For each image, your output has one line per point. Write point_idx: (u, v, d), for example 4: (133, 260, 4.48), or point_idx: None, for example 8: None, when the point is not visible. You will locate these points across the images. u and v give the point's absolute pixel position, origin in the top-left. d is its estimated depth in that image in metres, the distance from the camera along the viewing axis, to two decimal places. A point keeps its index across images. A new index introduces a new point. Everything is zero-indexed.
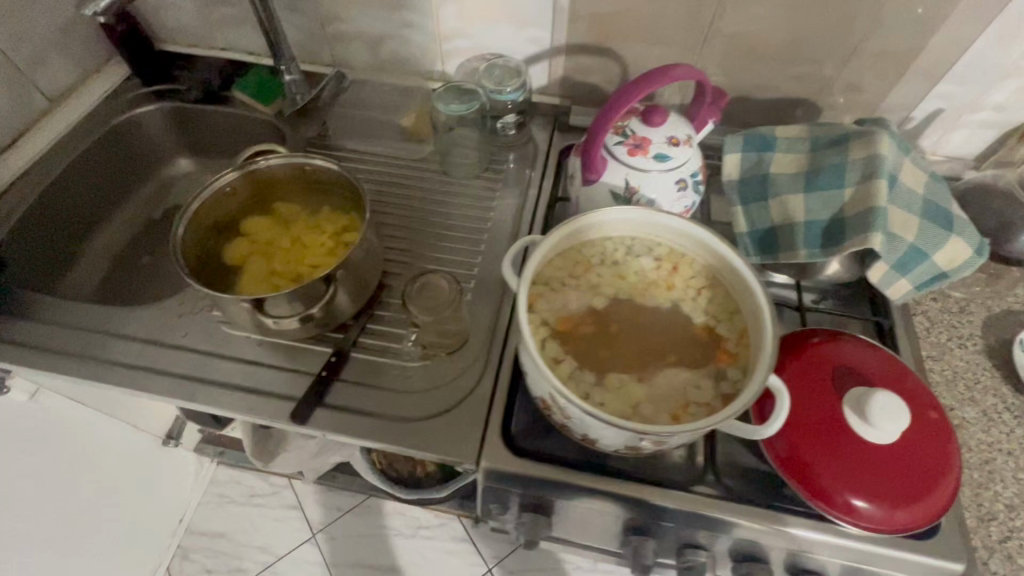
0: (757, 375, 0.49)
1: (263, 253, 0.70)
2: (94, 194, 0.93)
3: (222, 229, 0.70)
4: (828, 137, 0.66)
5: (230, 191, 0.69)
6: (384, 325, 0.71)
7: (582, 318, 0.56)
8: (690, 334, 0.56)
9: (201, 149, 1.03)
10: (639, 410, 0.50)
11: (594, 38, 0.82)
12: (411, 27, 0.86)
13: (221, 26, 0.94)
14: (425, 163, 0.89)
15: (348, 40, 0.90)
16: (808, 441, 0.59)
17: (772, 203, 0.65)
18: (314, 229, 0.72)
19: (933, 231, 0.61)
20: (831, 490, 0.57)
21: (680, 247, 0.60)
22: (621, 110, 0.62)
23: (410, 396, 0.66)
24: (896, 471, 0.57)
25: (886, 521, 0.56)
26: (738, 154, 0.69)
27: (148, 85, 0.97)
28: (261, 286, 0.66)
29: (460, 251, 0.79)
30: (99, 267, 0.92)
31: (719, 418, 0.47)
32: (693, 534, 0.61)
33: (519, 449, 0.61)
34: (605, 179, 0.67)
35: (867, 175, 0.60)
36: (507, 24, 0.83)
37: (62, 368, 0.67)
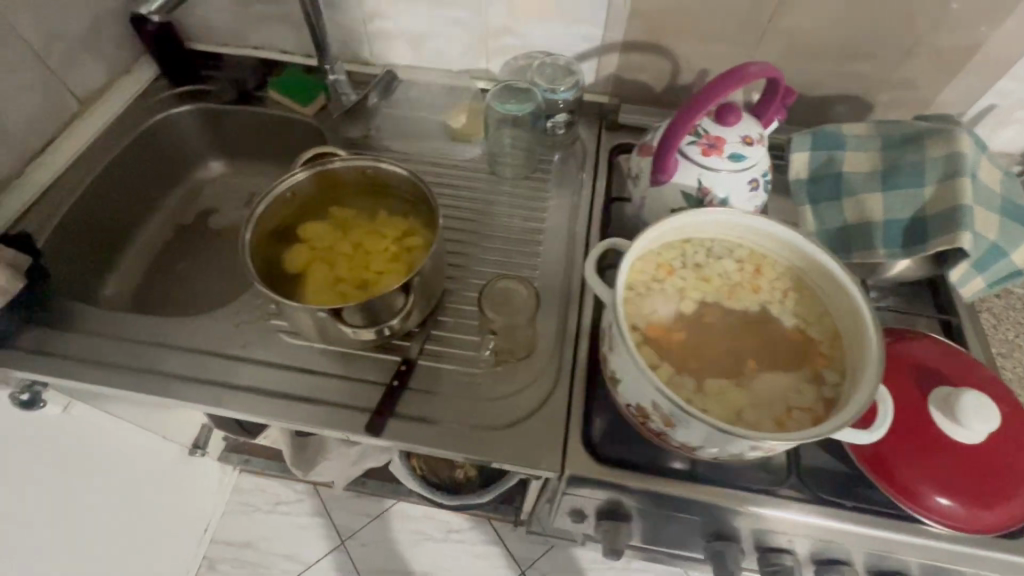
0: (865, 381, 0.48)
1: (324, 259, 0.67)
2: (129, 198, 0.90)
3: (280, 235, 0.68)
4: (901, 134, 0.65)
5: (289, 196, 0.68)
6: (448, 332, 0.70)
7: (672, 323, 0.55)
8: (781, 338, 0.55)
9: (234, 151, 1.00)
10: (743, 417, 0.50)
11: (648, 36, 0.81)
12: (459, 24, 0.84)
13: (256, 22, 0.91)
14: (474, 165, 0.87)
15: (391, 38, 0.88)
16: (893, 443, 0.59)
17: (846, 202, 0.65)
18: (375, 234, 0.70)
19: (1012, 228, 0.60)
20: (919, 491, 0.57)
21: (762, 248, 0.59)
22: (698, 111, 0.61)
23: (484, 405, 0.64)
24: (984, 473, 0.56)
25: (970, 520, 0.56)
26: (807, 152, 0.68)
27: (176, 86, 0.94)
28: (328, 295, 0.64)
29: (518, 254, 0.78)
30: (134, 275, 0.89)
31: (832, 425, 0.46)
32: (779, 537, 0.61)
33: (602, 457, 0.60)
34: (676, 179, 0.66)
35: (950, 173, 0.59)
36: (559, 21, 0.81)
37: (120, 382, 0.64)
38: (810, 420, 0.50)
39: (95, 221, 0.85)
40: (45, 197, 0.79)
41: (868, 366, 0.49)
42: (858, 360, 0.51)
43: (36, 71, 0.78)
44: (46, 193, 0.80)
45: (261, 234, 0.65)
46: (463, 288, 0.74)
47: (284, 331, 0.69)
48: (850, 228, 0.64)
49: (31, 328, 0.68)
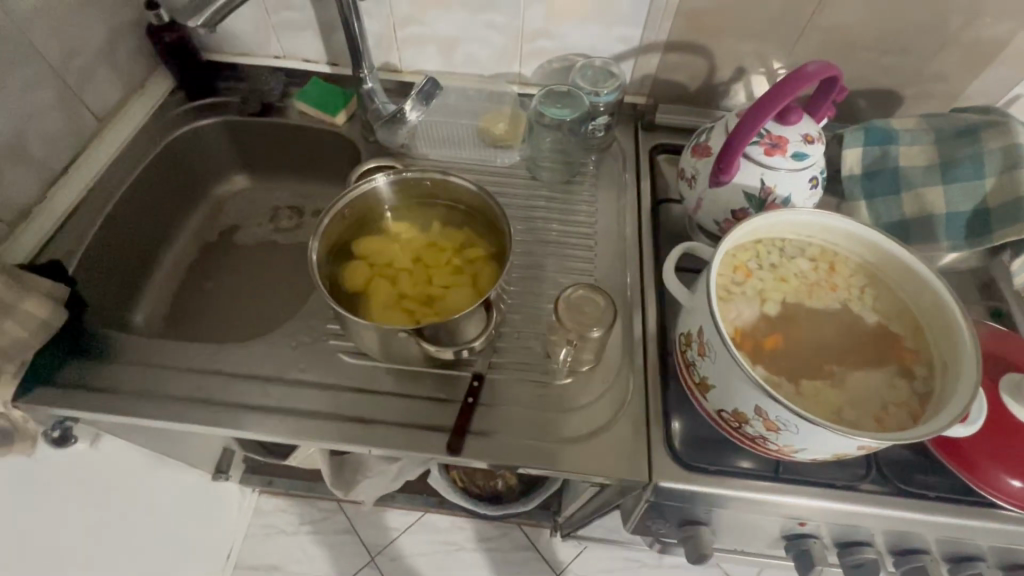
0: (964, 374, 0.49)
1: (385, 275, 0.66)
2: (152, 218, 0.86)
3: (337, 252, 0.66)
4: (953, 126, 0.66)
5: (345, 212, 0.65)
6: (512, 343, 0.68)
7: (759, 326, 0.55)
8: (864, 334, 0.55)
9: (257, 165, 0.96)
10: (844, 416, 0.50)
11: (687, 35, 0.80)
12: (494, 27, 0.82)
13: (278, 31, 0.88)
14: (513, 171, 0.86)
15: (422, 44, 0.86)
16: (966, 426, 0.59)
17: (906, 196, 0.66)
18: (432, 247, 0.68)
19: None
20: (990, 473, 0.57)
21: (834, 245, 0.59)
22: (764, 112, 0.61)
23: (560, 417, 0.63)
24: None
25: None
26: (860, 148, 0.69)
27: (194, 99, 0.90)
28: (394, 313, 0.62)
29: (571, 260, 0.77)
30: (165, 298, 0.85)
31: (941, 420, 0.47)
32: (861, 531, 0.61)
33: (686, 464, 0.59)
34: (738, 180, 0.66)
35: (1009, 165, 0.61)
36: (597, 23, 0.81)
37: (176, 413, 0.61)
38: (909, 416, 0.50)
39: (122, 243, 0.80)
40: (71, 220, 0.75)
41: (964, 360, 0.50)
42: (950, 353, 0.51)
43: (53, 88, 0.73)
44: (71, 215, 0.76)
45: (320, 253, 0.63)
46: (521, 297, 0.72)
47: (343, 351, 0.66)
48: (909, 221, 0.66)
49: (72, 362, 0.64)
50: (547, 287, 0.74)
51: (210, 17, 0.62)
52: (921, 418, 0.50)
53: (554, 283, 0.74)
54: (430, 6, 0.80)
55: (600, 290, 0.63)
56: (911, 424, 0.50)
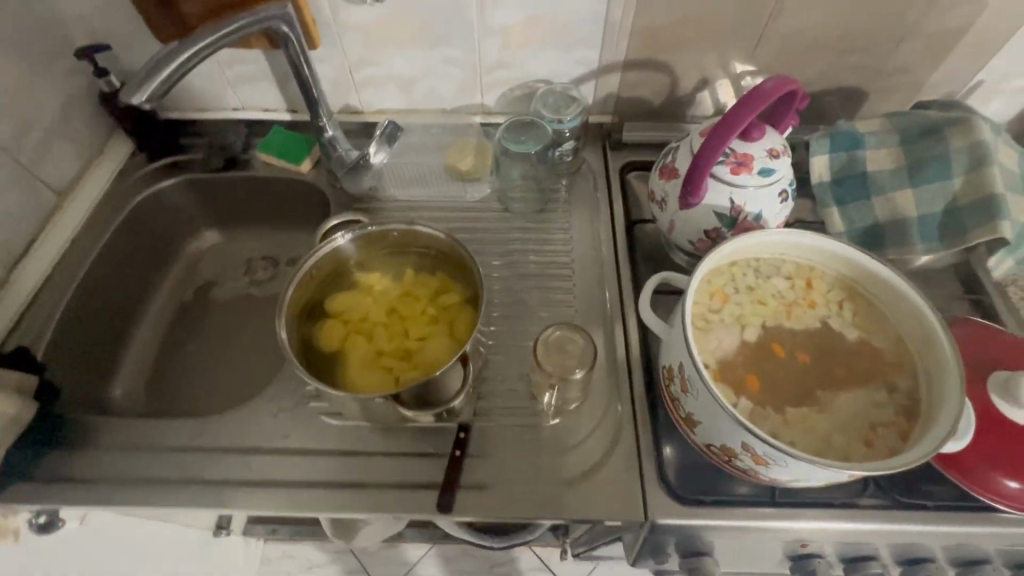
0: (948, 388, 0.48)
1: (360, 332, 0.65)
2: (123, 287, 0.84)
3: (309, 313, 0.65)
4: (917, 127, 0.65)
5: (313, 271, 0.64)
6: (496, 387, 0.67)
7: (740, 355, 0.54)
8: (846, 352, 0.54)
9: (226, 219, 0.95)
10: (832, 442, 0.49)
11: (647, 52, 0.80)
12: (451, 61, 0.81)
13: (234, 84, 0.86)
14: (484, 205, 0.85)
15: (380, 84, 0.85)
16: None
17: (876, 201, 0.66)
18: (406, 297, 0.67)
19: None
20: (984, 475, 0.57)
21: (808, 261, 0.59)
22: (726, 133, 0.61)
23: (553, 460, 0.62)
24: None
25: None
26: (827, 155, 0.69)
27: (155, 159, 0.89)
28: (371, 371, 0.61)
29: (549, 292, 0.76)
30: (144, 367, 0.83)
31: (929, 441, 0.46)
32: (866, 546, 0.60)
33: (683, 498, 0.58)
34: (707, 201, 0.65)
35: (977, 163, 0.60)
36: (555, 48, 0.80)
37: (159, 498, 0.59)
38: (898, 435, 0.49)
39: (92, 318, 0.79)
40: (36, 303, 0.73)
41: (946, 373, 0.49)
42: (933, 365, 0.51)
43: (7, 170, 0.72)
44: (37, 297, 0.74)
45: (291, 317, 0.61)
46: (502, 337, 0.71)
47: (325, 413, 0.65)
48: (882, 226, 0.65)
49: (49, 453, 0.63)
50: (528, 323, 0.73)
51: (165, 78, 0.60)
52: (910, 437, 0.49)
53: (534, 319, 0.73)
54: (384, 47, 0.79)
55: (580, 328, 0.62)
56: (900, 443, 0.49)
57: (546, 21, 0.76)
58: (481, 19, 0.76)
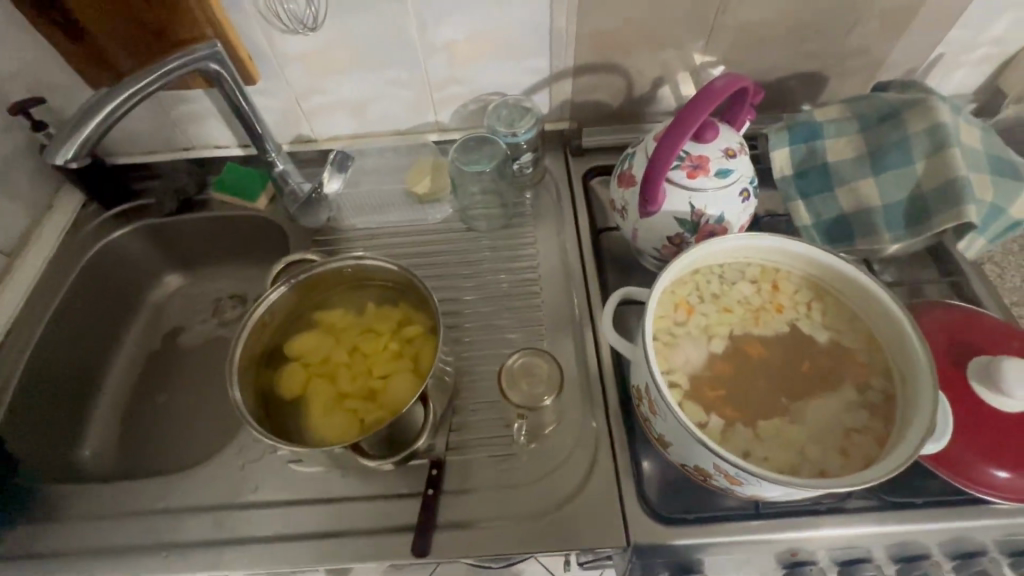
0: (921, 389, 0.46)
1: (322, 374, 0.63)
2: (86, 342, 0.82)
3: (268, 359, 0.63)
4: (875, 112, 0.64)
5: (268, 316, 0.62)
6: (469, 416, 0.65)
7: (708, 369, 0.52)
8: (817, 356, 0.53)
9: (189, 262, 0.93)
10: (807, 455, 0.47)
11: (596, 56, 0.77)
12: (398, 82, 0.79)
13: (181, 124, 0.84)
14: (447, 225, 0.83)
15: (329, 111, 0.83)
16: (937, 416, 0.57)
17: (840, 192, 0.64)
18: (368, 332, 0.65)
19: (1006, 185, 0.60)
20: (969, 465, 0.56)
21: (774, 262, 0.57)
22: (678, 137, 0.59)
23: (530, 489, 0.60)
24: None
25: None
26: (787, 148, 0.67)
27: (108, 208, 0.86)
28: (334, 416, 0.59)
29: (518, 311, 0.74)
30: (113, 423, 0.80)
31: (905, 448, 0.44)
32: (859, 550, 0.58)
33: (666, 518, 0.57)
34: (666, 208, 0.63)
35: (937, 146, 0.59)
36: (503, 60, 0.78)
37: (126, 566, 0.58)
38: (874, 441, 0.48)
39: (53, 380, 0.77)
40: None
41: (919, 372, 0.47)
42: (905, 365, 0.49)
43: None
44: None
45: (247, 366, 0.60)
46: (472, 363, 0.70)
47: (294, 461, 0.63)
48: (848, 217, 0.63)
49: (12, 528, 0.61)
50: (498, 346, 0.71)
51: (94, 129, 0.58)
52: (886, 443, 0.47)
53: (503, 342, 0.72)
54: (327, 74, 0.77)
55: (546, 352, 0.61)
56: (877, 450, 0.47)
57: (489, 34, 0.74)
58: (423, 38, 0.73)
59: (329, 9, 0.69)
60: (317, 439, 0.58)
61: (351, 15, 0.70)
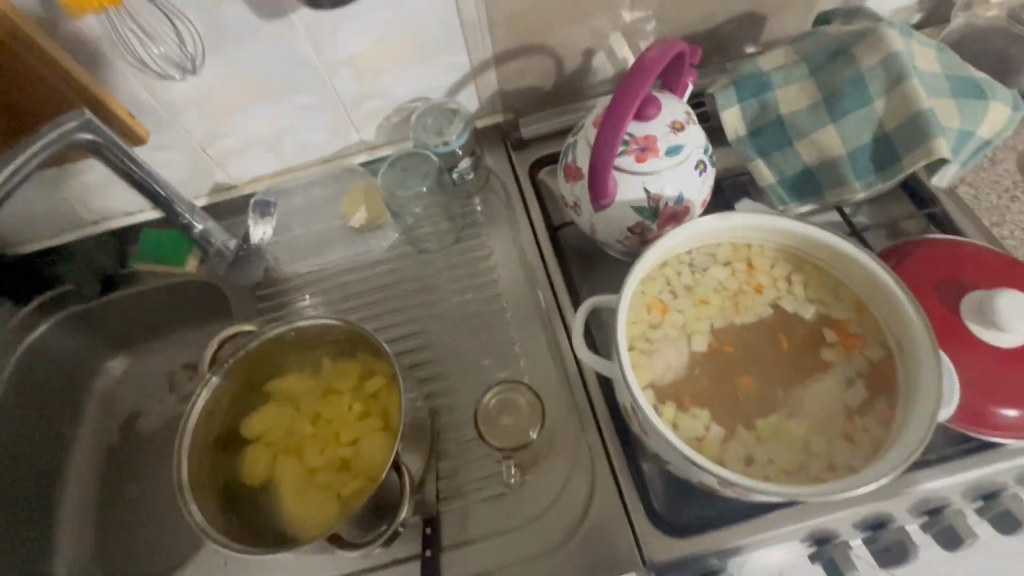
0: (922, 358, 0.43)
1: (286, 451, 0.57)
2: (35, 452, 0.75)
3: (226, 446, 0.57)
4: (823, 52, 0.59)
5: (215, 402, 0.56)
6: (456, 459, 0.61)
7: (692, 373, 0.48)
8: (806, 335, 0.49)
9: (128, 341, 0.84)
10: (812, 450, 0.43)
11: (517, 41, 0.71)
12: (310, 108, 0.71)
13: (82, 197, 0.75)
14: (396, 252, 0.77)
15: (242, 153, 0.75)
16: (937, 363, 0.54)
17: (800, 145, 0.59)
18: (329, 394, 0.60)
19: (971, 105, 0.56)
20: (981, 410, 0.52)
21: (745, 239, 0.52)
22: (619, 123, 0.53)
23: (532, 527, 0.57)
24: None
25: None
26: (737, 106, 0.61)
27: (25, 302, 0.78)
28: (307, 496, 0.54)
29: (487, 334, 0.70)
30: (84, 532, 0.74)
31: (914, 429, 0.40)
32: (880, 517, 0.56)
33: (678, 528, 0.53)
34: (620, 198, 0.58)
35: (894, 79, 0.54)
36: (418, 64, 0.71)
37: None
38: (880, 421, 0.44)
39: (2, 507, 0.70)
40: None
41: (916, 341, 0.44)
42: (899, 333, 0.45)
43: None
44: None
45: (203, 463, 0.54)
46: (448, 401, 0.66)
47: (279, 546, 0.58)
48: (813, 170, 0.59)
49: None
50: (472, 377, 0.67)
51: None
52: (893, 420, 0.43)
53: (478, 371, 0.67)
54: (225, 114, 0.69)
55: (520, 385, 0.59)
56: (885, 430, 0.43)
57: (394, 38, 0.67)
58: (322, 55, 0.66)
59: (209, 44, 0.60)
60: (293, 524, 0.53)
61: (234, 44, 0.61)
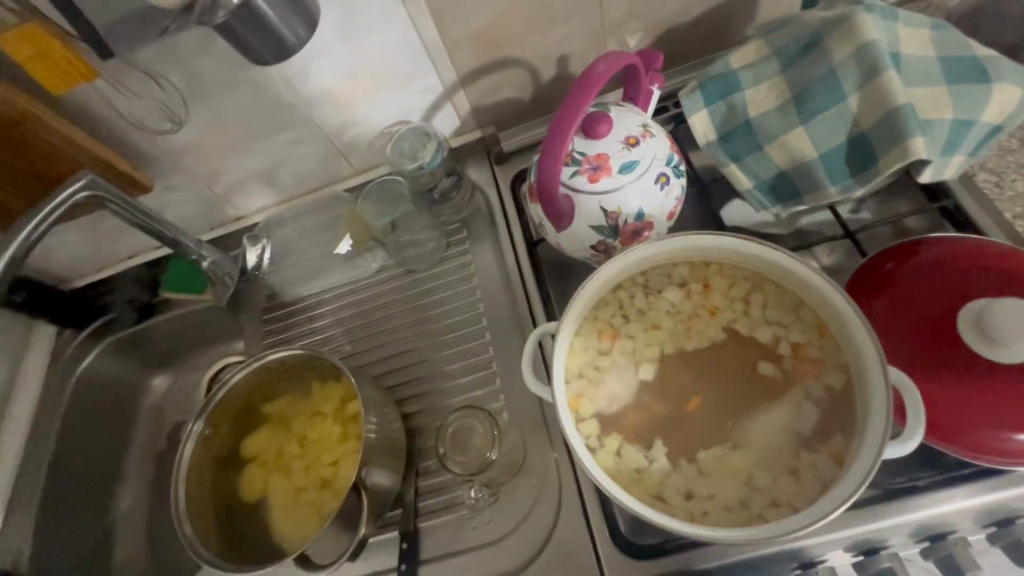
0: (874, 395, 0.41)
1: (279, 469, 0.63)
2: (96, 461, 0.86)
3: (225, 466, 0.63)
4: (795, 44, 0.54)
5: (212, 429, 0.62)
6: (436, 475, 0.64)
7: (640, 401, 0.48)
8: (757, 362, 0.48)
9: (168, 361, 0.94)
10: (755, 485, 0.43)
11: (487, 57, 0.70)
12: (298, 141, 0.75)
13: (116, 237, 0.84)
14: (388, 272, 0.81)
15: (244, 187, 0.80)
16: (926, 379, 0.50)
17: (771, 149, 0.55)
18: (315, 417, 0.64)
19: (970, 91, 0.50)
20: (981, 434, 0.48)
21: (702, 257, 0.50)
22: (564, 146, 0.52)
23: (504, 545, 0.58)
24: None
25: None
26: (704, 109, 0.57)
27: (83, 328, 0.87)
28: (296, 513, 0.59)
29: (468, 351, 0.71)
30: (140, 530, 0.85)
31: (858, 469, 0.39)
32: (867, 543, 0.53)
33: (643, 550, 0.52)
34: (578, 218, 0.57)
35: (868, 74, 0.50)
36: (391, 90, 0.72)
37: None
38: (830, 456, 0.43)
39: (71, 510, 0.81)
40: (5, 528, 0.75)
41: (873, 374, 0.42)
42: (858, 362, 0.43)
43: None
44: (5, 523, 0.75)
45: (204, 484, 0.60)
46: (429, 420, 0.69)
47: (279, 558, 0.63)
48: (788, 174, 0.54)
49: None
50: (454, 395, 0.69)
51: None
52: (842, 457, 0.42)
53: (457, 390, 0.69)
54: (220, 156, 0.74)
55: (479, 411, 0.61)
56: (833, 467, 0.42)
57: (363, 72, 0.69)
58: (298, 93, 0.69)
59: (193, 96, 0.65)
60: (284, 539, 0.59)
61: (215, 94, 0.66)
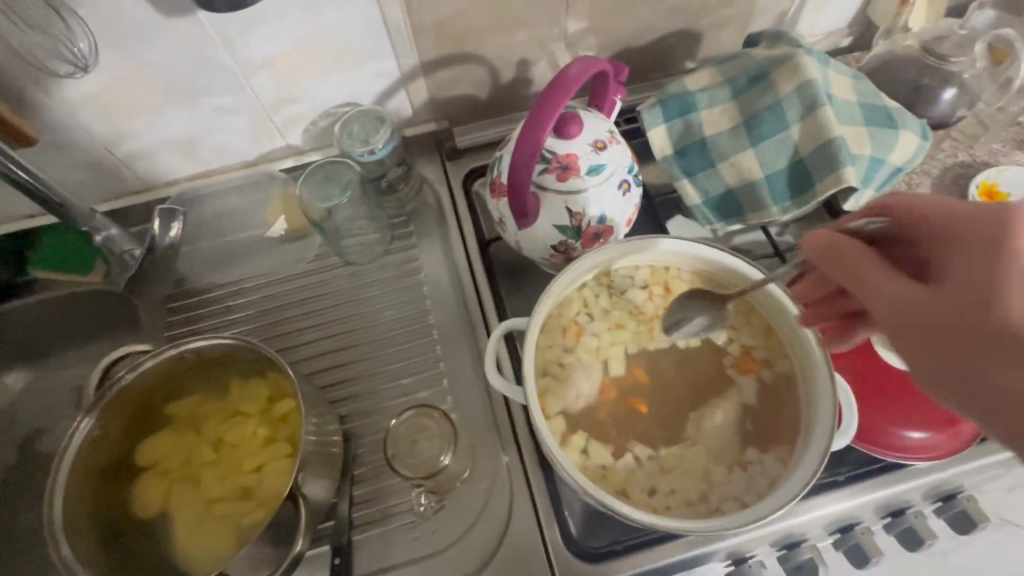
0: (821, 393, 0.45)
1: (186, 478, 0.54)
2: None
3: (114, 474, 0.53)
4: (744, 75, 0.60)
5: (102, 430, 0.51)
6: (372, 484, 0.59)
7: (602, 398, 0.48)
8: (711, 366, 0.50)
9: (20, 357, 0.76)
10: (712, 479, 0.45)
11: (446, 49, 0.68)
12: (228, 110, 0.67)
13: None
14: (322, 262, 0.74)
15: (154, 155, 0.70)
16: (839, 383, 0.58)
17: (722, 167, 0.59)
18: (235, 418, 0.56)
19: (883, 135, 0.57)
20: (882, 432, 0.55)
21: (663, 262, 0.52)
22: (539, 141, 0.51)
23: (446, 555, 0.55)
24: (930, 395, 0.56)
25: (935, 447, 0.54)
26: (663, 125, 0.61)
27: None
28: (206, 528, 0.51)
29: (411, 350, 0.67)
30: None
31: (808, 463, 0.42)
32: (791, 537, 0.56)
33: (593, 553, 0.51)
34: (543, 215, 0.57)
35: (809, 107, 0.56)
36: (344, 69, 0.67)
37: None
38: (775, 453, 0.46)
39: None
40: None
41: (816, 375, 0.46)
42: (803, 365, 0.47)
43: None
44: None
45: (86, 496, 0.49)
46: (365, 423, 0.63)
47: None
48: (735, 192, 0.59)
49: None
50: (395, 395, 0.65)
51: None
52: (787, 456, 0.45)
53: (398, 391, 0.65)
54: (131, 113, 0.64)
55: (433, 409, 0.58)
56: (779, 464, 0.45)
57: (312, 44, 0.63)
58: (237, 57, 0.62)
59: (104, 39, 0.56)
60: (189, 559, 0.50)
61: (136, 43, 0.57)
